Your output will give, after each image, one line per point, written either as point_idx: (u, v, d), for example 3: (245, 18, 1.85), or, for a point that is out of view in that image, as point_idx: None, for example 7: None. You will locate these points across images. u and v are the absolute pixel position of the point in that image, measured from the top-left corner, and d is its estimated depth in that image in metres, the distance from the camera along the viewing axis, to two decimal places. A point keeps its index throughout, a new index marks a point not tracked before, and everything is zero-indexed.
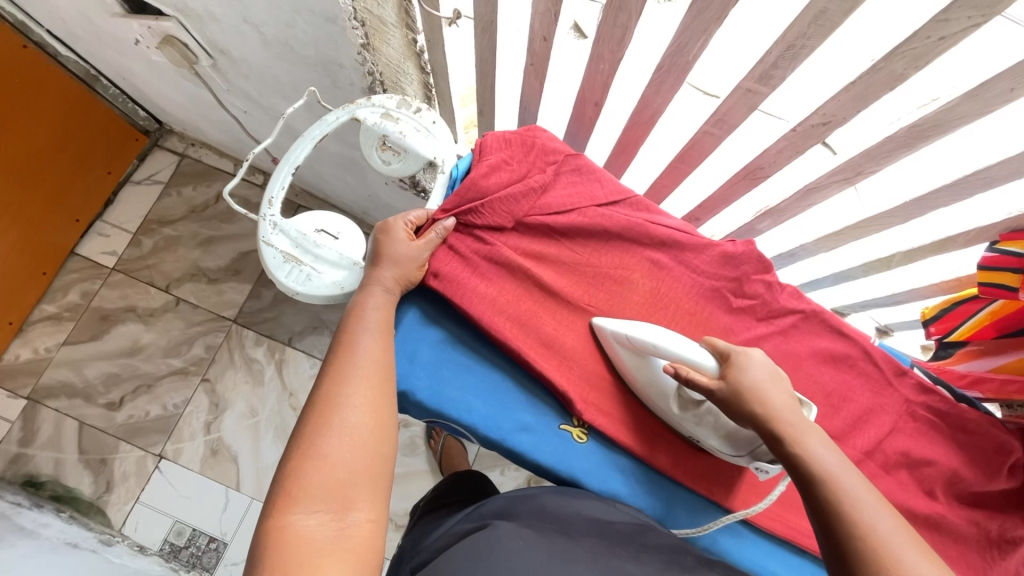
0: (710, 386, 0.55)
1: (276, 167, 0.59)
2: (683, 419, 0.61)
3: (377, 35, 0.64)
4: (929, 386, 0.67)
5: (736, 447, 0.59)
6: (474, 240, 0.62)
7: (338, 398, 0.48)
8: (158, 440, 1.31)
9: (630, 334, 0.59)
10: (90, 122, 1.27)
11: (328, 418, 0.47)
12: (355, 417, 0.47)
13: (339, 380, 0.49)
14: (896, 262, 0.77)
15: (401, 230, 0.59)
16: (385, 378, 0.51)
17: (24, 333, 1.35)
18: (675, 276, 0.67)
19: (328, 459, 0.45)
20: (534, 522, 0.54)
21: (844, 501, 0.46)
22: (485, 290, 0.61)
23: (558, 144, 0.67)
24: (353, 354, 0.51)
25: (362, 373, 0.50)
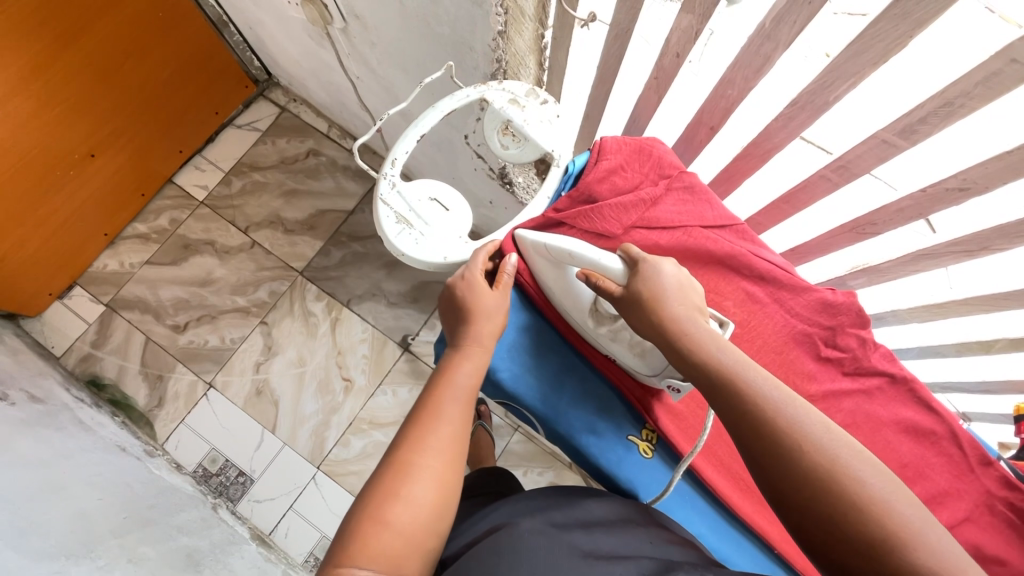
0: (614, 291, 0.55)
1: (404, 131, 0.62)
2: (598, 333, 0.62)
3: (514, 25, 0.66)
4: (1014, 482, 0.63)
5: (647, 368, 0.61)
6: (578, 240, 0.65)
7: (413, 468, 0.48)
8: (210, 368, 1.38)
9: (547, 243, 0.58)
10: (211, 63, 1.36)
11: (400, 487, 0.47)
12: (422, 491, 0.47)
13: (415, 446, 0.50)
14: (997, 348, 0.72)
15: (482, 284, 0.59)
16: (456, 456, 0.51)
17: (115, 245, 1.45)
18: (767, 313, 0.66)
19: (391, 527, 0.45)
20: (554, 522, 0.55)
21: (784, 432, 0.45)
22: None
23: (676, 159, 0.67)
24: (435, 424, 0.51)
25: (438, 446, 0.50)
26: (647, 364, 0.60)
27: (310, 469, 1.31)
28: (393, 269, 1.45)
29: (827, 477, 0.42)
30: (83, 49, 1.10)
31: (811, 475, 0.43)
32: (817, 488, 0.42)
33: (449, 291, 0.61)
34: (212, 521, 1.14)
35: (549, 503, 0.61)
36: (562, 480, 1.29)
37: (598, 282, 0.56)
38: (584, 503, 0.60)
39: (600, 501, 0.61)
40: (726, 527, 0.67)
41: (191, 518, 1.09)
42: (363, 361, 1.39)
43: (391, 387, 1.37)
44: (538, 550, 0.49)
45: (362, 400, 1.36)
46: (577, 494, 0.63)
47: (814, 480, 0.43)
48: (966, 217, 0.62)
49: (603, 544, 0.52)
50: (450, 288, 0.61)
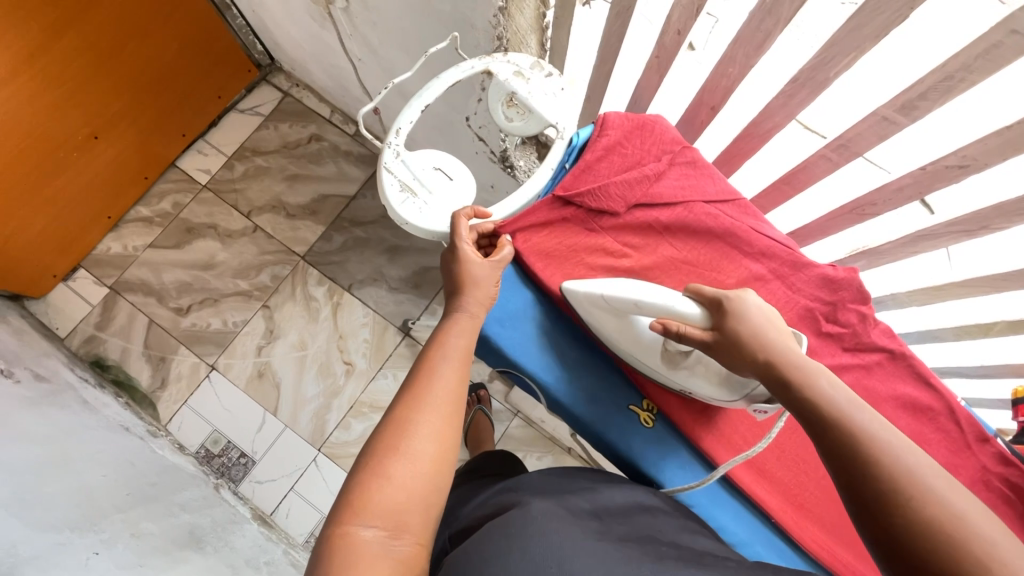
0: (702, 336, 0.56)
1: (407, 103, 0.61)
2: (674, 374, 0.60)
3: (515, 3, 0.66)
4: (1010, 459, 0.63)
5: (728, 394, 0.58)
6: (582, 219, 0.65)
7: (411, 425, 0.49)
8: (212, 351, 1.39)
9: (604, 294, 0.59)
10: (213, 46, 1.36)
11: (399, 444, 0.48)
12: (421, 444, 0.48)
13: (412, 405, 0.50)
14: (995, 330, 0.72)
15: (474, 255, 0.59)
16: (453, 414, 0.51)
17: (118, 228, 1.45)
18: (770, 290, 0.66)
19: (392, 481, 0.46)
20: (568, 505, 0.54)
21: (898, 478, 0.42)
22: (562, 251, 0.65)
23: (677, 135, 0.67)
24: (429, 382, 0.52)
25: (435, 404, 0.51)
26: (732, 391, 0.58)
27: (311, 451, 1.33)
28: (394, 254, 1.45)
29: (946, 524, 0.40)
30: (86, 27, 1.10)
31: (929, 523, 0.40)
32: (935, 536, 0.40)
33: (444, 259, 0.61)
34: (214, 500, 1.16)
35: (552, 488, 0.60)
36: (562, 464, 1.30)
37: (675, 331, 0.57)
38: (595, 488, 0.60)
39: (614, 487, 0.60)
40: (741, 511, 0.64)
41: (192, 496, 1.11)
42: (365, 345, 1.39)
43: (392, 371, 1.38)
44: (548, 530, 0.49)
45: (363, 384, 1.37)
46: (583, 478, 0.63)
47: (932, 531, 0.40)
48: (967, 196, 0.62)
49: (616, 527, 0.52)
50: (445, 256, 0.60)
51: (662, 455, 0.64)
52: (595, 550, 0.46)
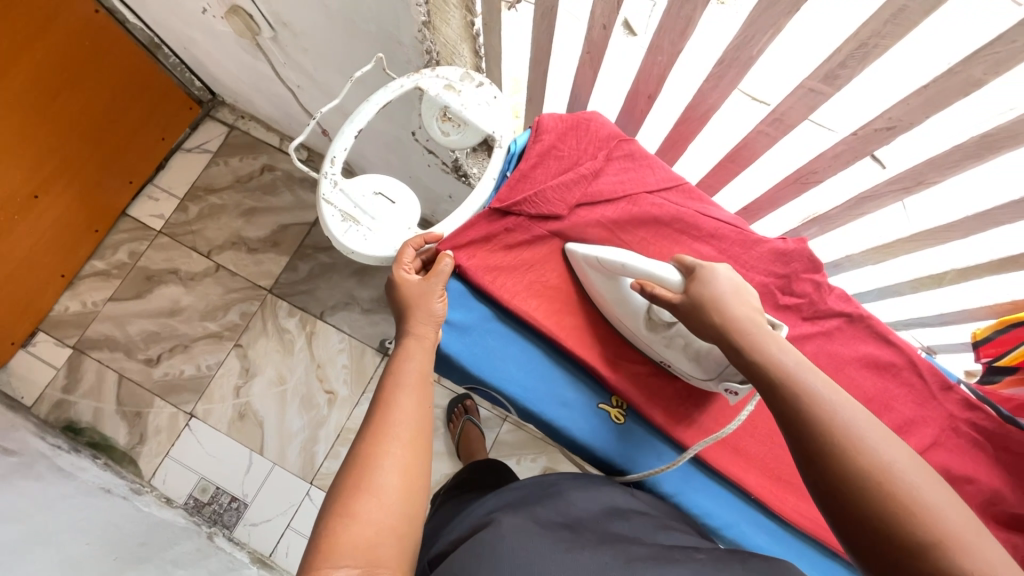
0: (671, 298, 0.56)
1: (339, 129, 0.60)
2: (652, 340, 0.61)
3: (438, 14, 0.65)
4: (975, 403, 0.65)
5: (706, 371, 0.59)
6: (525, 226, 0.63)
7: (377, 457, 0.49)
8: (189, 398, 1.35)
9: (600, 256, 0.60)
10: (149, 88, 1.32)
11: (366, 479, 0.47)
12: (386, 476, 0.48)
13: (375, 439, 0.50)
14: (948, 280, 0.74)
15: (411, 278, 0.58)
16: (418, 440, 0.51)
17: (74, 286, 1.41)
18: None
19: (360, 519, 0.45)
20: (537, 518, 0.55)
21: (834, 430, 0.44)
22: (505, 260, 0.63)
23: (614, 128, 0.66)
24: (390, 412, 0.52)
25: (400, 433, 0.51)
26: (709, 368, 0.58)
27: (303, 485, 1.30)
28: (363, 275, 1.43)
29: (873, 474, 0.42)
30: (11, 84, 1.06)
31: (855, 472, 0.43)
32: (865, 481, 0.42)
33: (389, 284, 0.60)
34: (209, 551, 1.13)
35: (529, 498, 0.60)
36: (556, 463, 1.30)
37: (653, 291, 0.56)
38: (564, 493, 0.60)
39: (582, 492, 0.61)
40: (723, 493, 0.64)
41: (185, 550, 1.08)
42: (344, 371, 1.38)
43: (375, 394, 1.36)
44: (515, 547, 0.49)
45: (348, 411, 1.35)
46: (562, 481, 0.64)
47: (858, 478, 0.42)
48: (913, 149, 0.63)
49: (587, 533, 0.53)
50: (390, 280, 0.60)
51: (639, 452, 0.64)
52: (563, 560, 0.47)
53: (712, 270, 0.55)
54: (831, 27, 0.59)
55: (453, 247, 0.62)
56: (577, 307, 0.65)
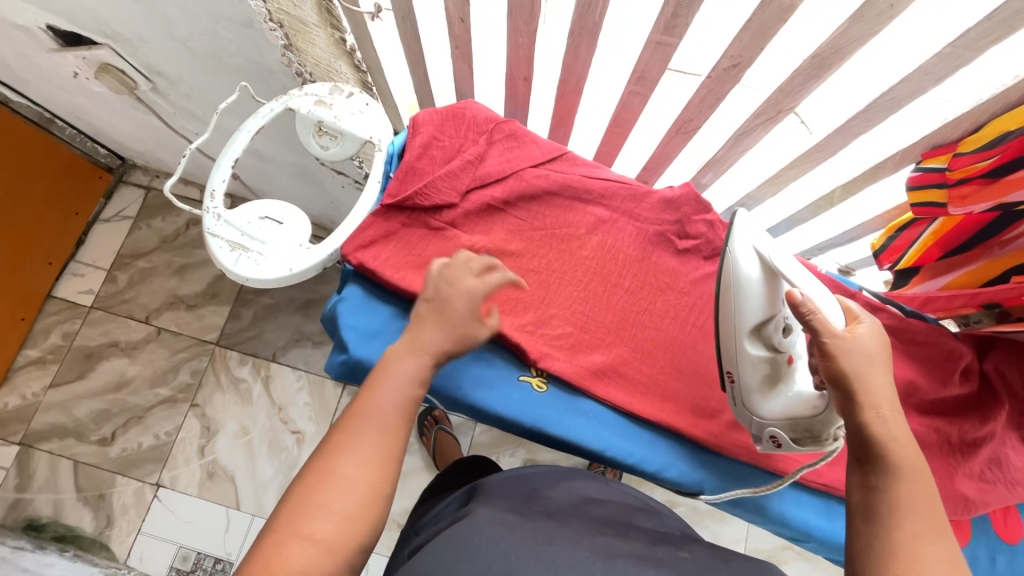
0: (828, 329, 0.51)
1: (214, 162, 0.61)
2: (746, 349, 0.60)
3: (299, 36, 0.66)
4: (877, 305, 0.72)
5: (768, 403, 0.61)
6: (422, 220, 0.64)
7: (337, 471, 0.45)
8: (153, 469, 1.31)
9: (777, 258, 0.55)
10: (51, 165, 1.28)
11: (320, 493, 0.44)
12: (344, 495, 0.45)
13: (338, 451, 0.47)
14: (837, 198, 0.78)
15: (466, 281, 0.56)
16: (389, 458, 0.48)
17: (10, 380, 1.35)
18: (620, 227, 0.72)
19: (309, 538, 0.42)
20: (517, 510, 0.56)
21: (904, 519, 0.45)
22: (410, 255, 0.64)
23: (490, 113, 0.69)
24: (363, 424, 0.48)
25: (370, 449, 0.47)
26: (774, 408, 0.60)
27: None
28: (310, 309, 1.42)
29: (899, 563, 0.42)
30: None
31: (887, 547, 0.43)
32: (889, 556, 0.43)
33: (434, 281, 0.56)
34: None
35: (505, 489, 0.61)
36: (535, 453, 1.31)
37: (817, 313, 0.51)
38: (546, 492, 0.62)
39: (555, 486, 0.63)
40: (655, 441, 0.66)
41: None
42: (308, 409, 1.36)
43: None
44: (495, 538, 0.49)
45: None
46: (533, 478, 0.65)
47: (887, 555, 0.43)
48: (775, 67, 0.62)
49: (568, 526, 0.53)
50: (435, 279, 0.56)
51: (573, 418, 0.64)
52: (540, 553, 0.48)
53: (879, 333, 0.52)
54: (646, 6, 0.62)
55: (355, 250, 0.62)
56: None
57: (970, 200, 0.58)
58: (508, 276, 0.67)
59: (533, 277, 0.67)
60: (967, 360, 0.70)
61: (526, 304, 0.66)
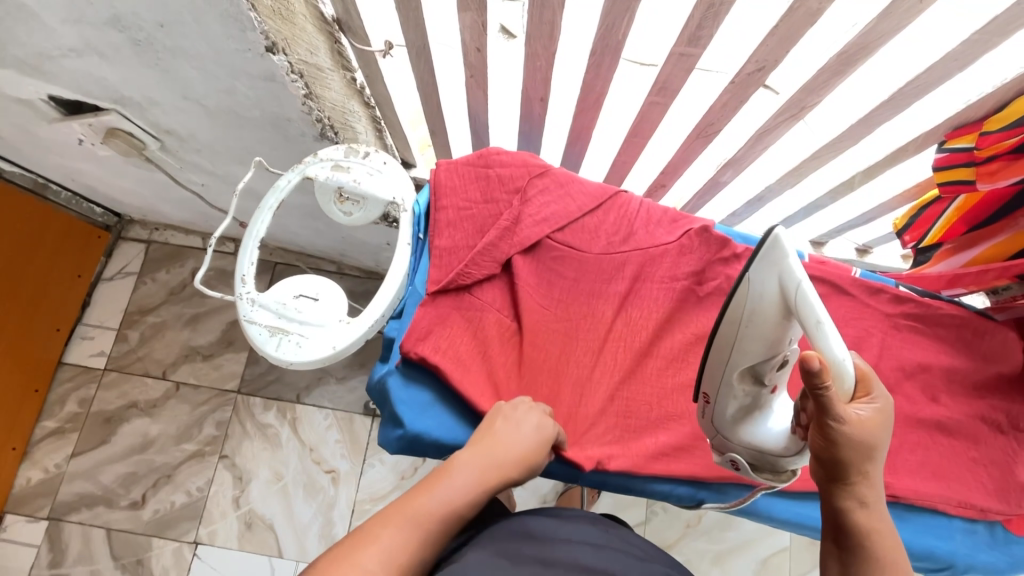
0: (835, 406, 0.43)
1: (240, 247, 0.63)
2: (734, 377, 0.54)
3: (317, 83, 0.65)
4: (902, 297, 0.73)
5: (738, 433, 0.56)
6: (467, 296, 0.67)
7: (373, 541, 0.44)
8: (189, 527, 1.28)
9: (804, 292, 0.45)
10: (50, 231, 1.26)
11: (350, 559, 0.42)
12: (375, 568, 0.42)
13: (382, 523, 0.45)
14: (857, 183, 0.79)
15: (528, 418, 0.57)
16: (425, 550, 0.46)
17: (30, 454, 1.32)
18: (647, 281, 0.73)
19: None
20: (510, 553, 0.52)
21: None
22: (465, 336, 0.66)
23: (517, 171, 0.72)
24: (414, 506, 0.47)
25: (413, 532, 0.46)
26: (744, 438, 0.57)
27: None
28: None
29: None
30: None
31: None
32: None
33: (499, 411, 0.58)
34: None
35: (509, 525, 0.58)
36: None
37: (829, 389, 0.43)
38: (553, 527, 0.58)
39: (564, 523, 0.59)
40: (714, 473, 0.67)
41: None
42: (339, 446, 1.34)
43: (378, 457, 1.33)
44: None
45: (355, 483, 1.31)
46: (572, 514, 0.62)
47: None
48: (794, 72, 0.64)
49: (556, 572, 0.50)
50: (502, 410, 0.58)
51: (636, 451, 0.65)
52: None
53: (886, 416, 0.45)
54: (667, 20, 0.65)
55: (415, 343, 0.63)
56: (539, 356, 0.67)
57: (1000, 174, 0.61)
58: (555, 334, 0.69)
59: (581, 343, 0.70)
60: (990, 332, 0.73)
61: (578, 355, 0.69)
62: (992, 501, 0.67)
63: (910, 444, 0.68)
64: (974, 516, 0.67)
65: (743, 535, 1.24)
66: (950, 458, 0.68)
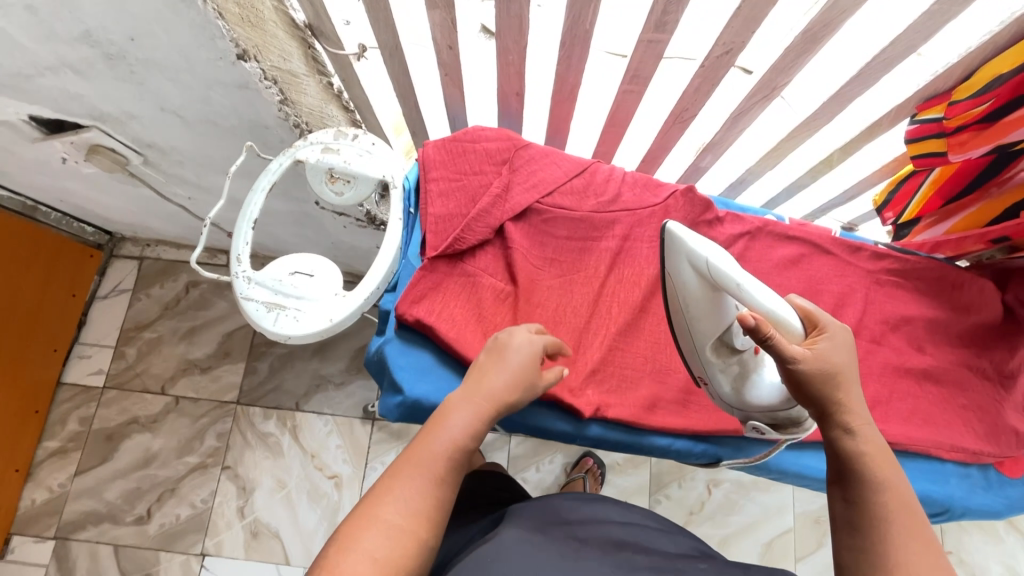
0: (787, 348, 0.47)
1: (235, 226, 0.61)
2: (710, 360, 0.58)
3: (292, 88, 0.66)
4: (881, 253, 0.73)
5: (751, 403, 0.58)
6: (461, 265, 0.65)
7: (393, 490, 0.43)
8: (195, 539, 1.29)
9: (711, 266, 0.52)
10: (43, 252, 1.27)
11: (374, 511, 0.42)
12: (401, 513, 0.42)
13: (398, 471, 0.44)
14: (836, 160, 0.80)
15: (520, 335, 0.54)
16: (447, 487, 0.45)
17: (34, 475, 1.32)
18: (642, 243, 0.70)
19: (359, 554, 0.39)
20: (542, 527, 0.54)
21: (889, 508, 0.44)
22: (461, 306, 0.63)
23: (502, 140, 0.69)
24: (425, 446, 0.46)
25: (430, 472, 0.45)
26: (754, 403, 0.58)
27: None
28: (325, 352, 1.41)
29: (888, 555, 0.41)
30: None
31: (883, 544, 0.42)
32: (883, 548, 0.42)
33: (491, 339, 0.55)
34: None
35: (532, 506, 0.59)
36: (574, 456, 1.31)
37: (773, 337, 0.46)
38: (577, 510, 0.60)
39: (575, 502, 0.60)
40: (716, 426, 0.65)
41: None
42: (341, 451, 1.34)
43: (380, 460, 1.34)
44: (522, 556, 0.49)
45: (359, 487, 1.32)
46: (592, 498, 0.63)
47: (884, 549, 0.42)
48: (767, 47, 0.63)
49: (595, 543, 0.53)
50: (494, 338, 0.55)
51: (634, 400, 0.64)
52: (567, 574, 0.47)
53: (840, 344, 0.49)
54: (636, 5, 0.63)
55: (410, 305, 0.61)
56: (538, 321, 0.65)
57: (969, 146, 0.60)
58: (552, 301, 0.67)
59: (580, 306, 0.67)
60: (970, 286, 0.72)
61: (576, 320, 0.66)
62: (983, 443, 0.67)
63: (900, 393, 0.67)
64: (967, 459, 0.67)
65: (745, 519, 1.25)
66: (940, 405, 0.68)
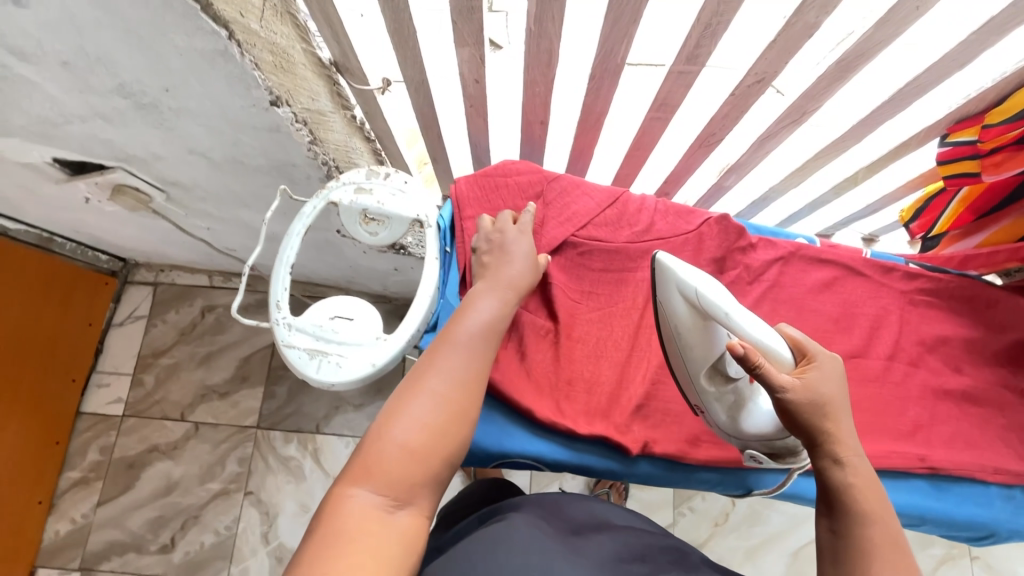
0: (776, 378, 0.47)
1: (273, 272, 0.61)
2: (704, 389, 0.58)
3: (320, 127, 0.66)
4: (915, 273, 0.72)
5: (746, 432, 0.57)
6: None
7: (432, 365, 0.46)
8: (221, 566, 1.28)
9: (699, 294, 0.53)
10: (59, 283, 1.27)
11: (418, 383, 0.44)
12: (445, 385, 0.45)
13: (436, 349, 0.47)
14: (861, 178, 0.80)
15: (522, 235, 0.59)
16: (484, 362, 0.48)
17: (57, 507, 1.32)
18: None
19: (410, 421, 0.42)
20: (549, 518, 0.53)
21: (875, 528, 0.44)
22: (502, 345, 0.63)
23: (534, 175, 0.69)
24: (458, 326, 0.49)
25: (466, 349, 0.47)
26: (750, 431, 0.57)
27: None
28: None
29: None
30: None
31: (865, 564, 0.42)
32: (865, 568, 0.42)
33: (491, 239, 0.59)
34: None
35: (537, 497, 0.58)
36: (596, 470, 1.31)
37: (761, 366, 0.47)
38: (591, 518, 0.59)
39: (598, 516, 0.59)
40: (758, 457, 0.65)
41: None
42: None
43: None
44: (526, 540, 0.48)
45: None
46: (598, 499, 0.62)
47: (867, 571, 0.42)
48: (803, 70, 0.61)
49: (599, 539, 0.52)
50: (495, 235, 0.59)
51: (678, 434, 0.64)
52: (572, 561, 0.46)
53: (828, 373, 0.50)
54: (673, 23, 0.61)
55: None
56: (577, 358, 0.65)
57: (1005, 165, 0.61)
58: (591, 337, 0.67)
59: (617, 339, 0.67)
60: (1003, 303, 0.72)
61: (615, 356, 0.66)
62: None
63: (940, 416, 0.67)
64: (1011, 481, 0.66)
65: (772, 529, 1.24)
66: (980, 427, 0.67)
